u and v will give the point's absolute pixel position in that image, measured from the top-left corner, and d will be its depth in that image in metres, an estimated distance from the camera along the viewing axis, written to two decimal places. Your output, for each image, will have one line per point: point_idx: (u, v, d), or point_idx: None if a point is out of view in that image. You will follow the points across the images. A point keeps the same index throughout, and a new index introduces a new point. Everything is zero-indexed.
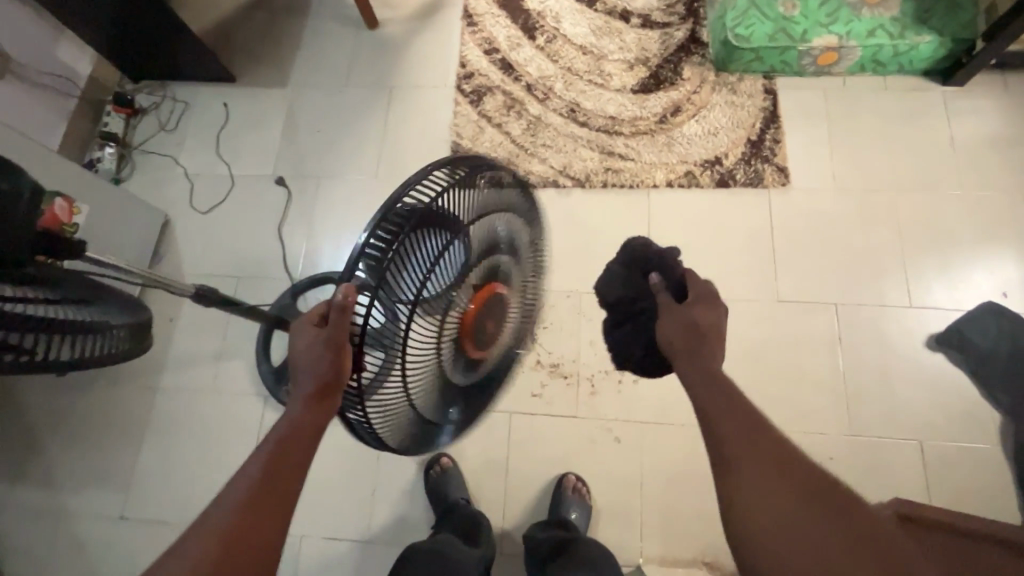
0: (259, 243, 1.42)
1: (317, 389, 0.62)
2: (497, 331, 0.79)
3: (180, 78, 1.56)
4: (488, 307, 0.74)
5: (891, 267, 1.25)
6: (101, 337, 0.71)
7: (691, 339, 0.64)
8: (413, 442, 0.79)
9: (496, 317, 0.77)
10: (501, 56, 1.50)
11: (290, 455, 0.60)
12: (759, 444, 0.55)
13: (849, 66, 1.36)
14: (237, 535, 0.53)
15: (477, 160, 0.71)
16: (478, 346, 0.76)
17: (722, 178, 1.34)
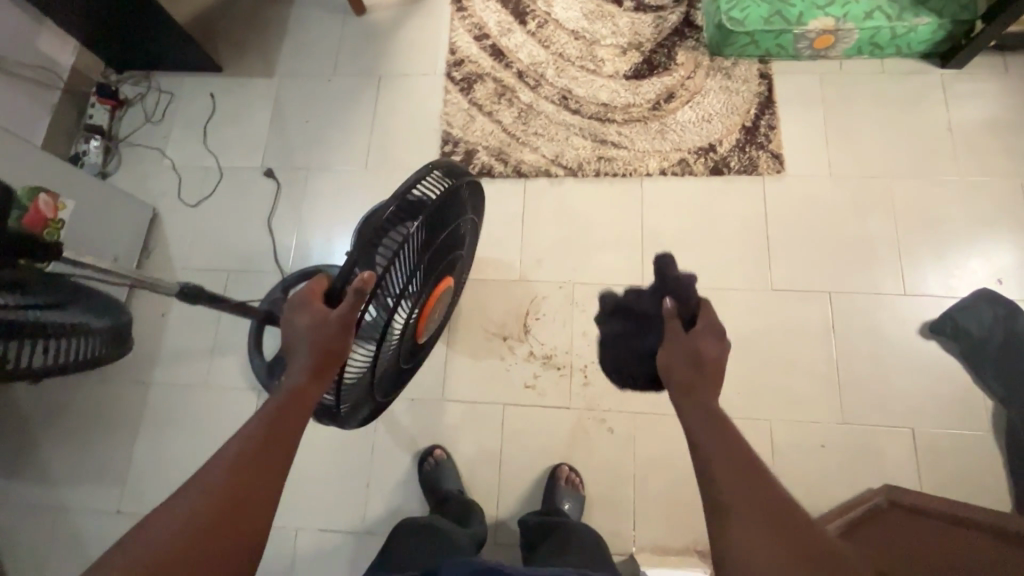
0: (249, 236, 1.40)
1: (320, 363, 0.62)
2: (439, 318, 0.92)
3: (164, 68, 1.53)
4: (439, 300, 0.87)
5: (885, 255, 1.24)
6: (81, 345, 0.74)
7: (692, 368, 0.60)
8: (356, 416, 0.86)
9: (441, 305, 0.90)
10: (492, 41, 1.47)
11: (287, 420, 0.57)
12: (752, 480, 0.49)
13: (846, 49, 1.33)
14: (234, 497, 0.49)
15: (455, 171, 0.80)
16: (423, 330, 0.88)
17: (716, 166, 1.32)
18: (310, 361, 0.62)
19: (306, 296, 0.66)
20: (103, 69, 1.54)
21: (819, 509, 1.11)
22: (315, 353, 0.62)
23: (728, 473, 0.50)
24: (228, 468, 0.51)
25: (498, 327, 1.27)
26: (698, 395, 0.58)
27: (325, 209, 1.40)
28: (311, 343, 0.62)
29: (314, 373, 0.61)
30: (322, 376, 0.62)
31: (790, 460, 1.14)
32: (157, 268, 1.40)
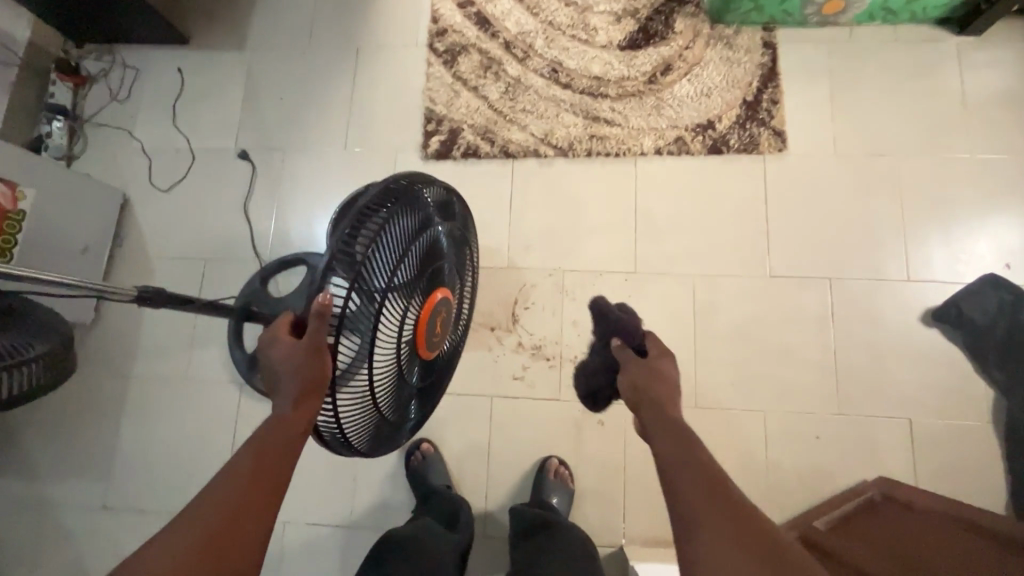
0: (226, 222, 1.34)
1: (302, 391, 0.58)
2: (446, 333, 0.83)
3: (128, 41, 1.43)
4: (440, 311, 0.79)
5: (890, 239, 1.19)
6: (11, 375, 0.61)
7: (655, 386, 0.63)
8: (375, 449, 0.77)
9: (445, 319, 0.82)
10: (477, 9, 1.37)
11: (279, 452, 0.54)
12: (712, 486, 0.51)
13: (857, 15, 1.24)
14: (223, 531, 0.48)
15: (418, 172, 0.74)
16: (429, 348, 0.79)
17: (714, 144, 1.25)
18: (291, 390, 0.58)
19: (281, 325, 0.63)
20: (63, 43, 1.44)
21: (811, 501, 1.09)
22: (296, 381, 0.58)
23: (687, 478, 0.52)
24: (218, 500, 0.49)
25: (485, 317, 1.22)
26: (663, 409, 0.60)
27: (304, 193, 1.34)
28: (288, 370, 0.59)
29: (299, 402, 0.58)
30: (307, 403, 0.58)
31: (783, 452, 1.11)
32: (131, 257, 1.35)
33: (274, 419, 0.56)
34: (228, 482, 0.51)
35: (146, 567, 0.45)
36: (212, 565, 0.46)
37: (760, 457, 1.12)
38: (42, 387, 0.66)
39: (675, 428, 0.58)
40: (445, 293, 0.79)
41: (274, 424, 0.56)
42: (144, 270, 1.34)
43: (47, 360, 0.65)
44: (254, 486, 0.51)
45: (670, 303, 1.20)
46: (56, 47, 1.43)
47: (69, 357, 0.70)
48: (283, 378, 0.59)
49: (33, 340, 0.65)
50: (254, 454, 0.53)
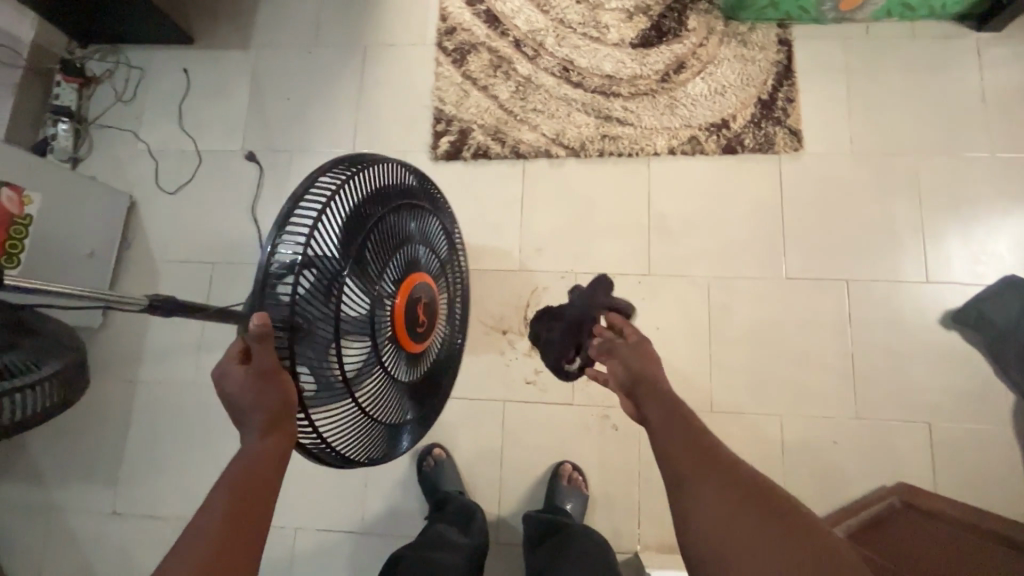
0: (233, 225, 1.33)
1: (268, 420, 0.56)
2: (433, 324, 0.82)
3: (133, 41, 1.42)
4: (417, 299, 0.77)
5: (908, 239, 1.17)
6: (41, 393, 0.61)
7: (645, 365, 0.69)
8: (377, 458, 0.75)
9: (427, 307, 0.79)
10: (486, 7, 1.35)
11: (262, 485, 0.52)
12: (697, 448, 0.57)
13: (874, 12, 1.20)
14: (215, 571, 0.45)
15: (361, 157, 0.70)
16: (415, 341, 0.77)
17: (729, 144, 1.23)
18: (259, 421, 0.56)
19: (232, 353, 0.59)
20: (67, 43, 1.42)
21: (829, 507, 1.08)
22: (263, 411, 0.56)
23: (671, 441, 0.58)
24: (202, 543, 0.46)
25: (497, 321, 1.21)
26: (654, 383, 0.66)
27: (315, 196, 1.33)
28: (248, 403, 0.56)
29: (265, 431, 0.56)
30: (276, 433, 0.56)
31: (800, 457, 1.10)
32: (138, 261, 1.34)
33: (243, 456, 0.53)
34: (208, 530, 0.47)
35: None
36: None
37: (777, 462, 1.10)
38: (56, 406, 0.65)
39: (665, 399, 0.63)
40: (416, 281, 0.76)
41: (245, 464, 0.53)
42: (151, 273, 1.33)
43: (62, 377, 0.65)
44: (241, 524, 0.48)
45: (685, 306, 1.18)
46: (60, 48, 1.41)
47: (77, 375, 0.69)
48: (245, 411, 0.56)
49: (42, 359, 0.63)
50: (230, 491, 0.50)
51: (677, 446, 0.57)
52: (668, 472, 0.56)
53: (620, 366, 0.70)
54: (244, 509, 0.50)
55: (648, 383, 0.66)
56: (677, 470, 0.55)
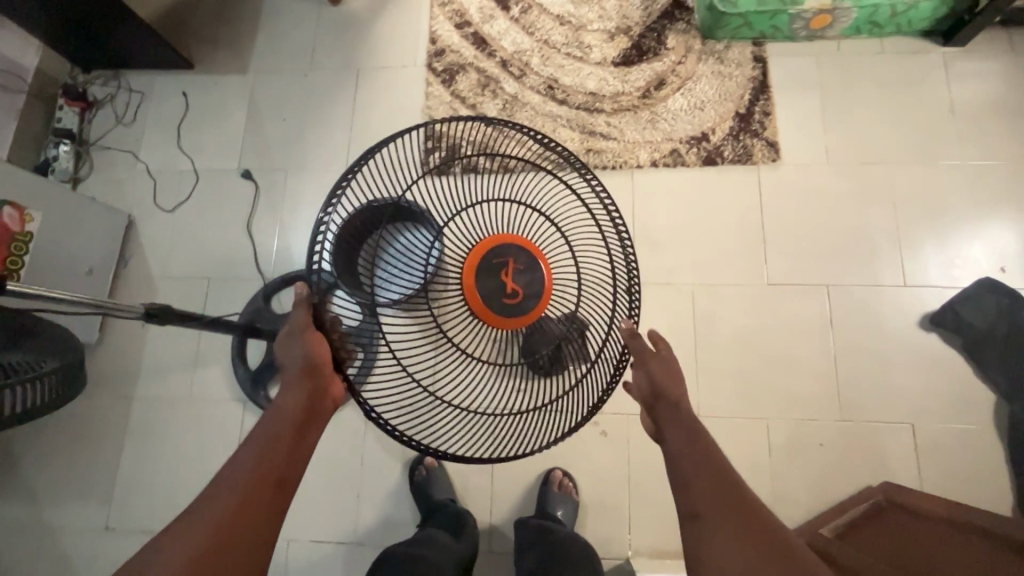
0: (229, 241, 1.36)
1: (303, 372, 0.70)
2: (535, 291, 0.83)
3: (134, 67, 1.47)
4: (489, 268, 0.82)
5: (886, 246, 1.20)
6: (41, 385, 0.63)
7: (668, 382, 0.72)
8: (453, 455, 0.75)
9: (516, 276, 0.82)
10: (474, 29, 1.41)
11: (290, 443, 0.66)
12: (715, 485, 0.62)
13: (843, 29, 1.27)
14: (240, 507, 0.59)
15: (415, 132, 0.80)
16: (509, 310, 0.82)
17: (709, 156, 1.27)
18: (297, 377, 0.70)
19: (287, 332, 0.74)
20: (70, 69, 1.47)
21: (818, 509, 1.09)
22: (298, 370, 0.70)
23: (690, 474, 0.64)
24: (235, 480, 0.61)
25: None
26: (679, 408, 0.70)
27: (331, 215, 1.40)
28: (291, 355, 0.72)
29: (299, 383, 0.70)
30: (305, 383, 0.70)
31: (787, 460, 1.11)
32: (134, 278, 1.36)
33: (278, 411, 0.68)
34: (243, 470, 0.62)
35: (179, 534, 0.57)
36: (231, 535, 0.57)
37: (764, 466, 1.11)
38: (59, 400, 0.68)
39: (689, 427, 0.68)
40: (484, 252, 0.82)
41: (277, 417, 0.67)
42: (147, 290, 1.35)
43: (60, 373, 0.67)
44: (266, 472, 0.62)
45: (671, 312, 1.21)
46: (63, 73, 1.46)
47: (77, 372, 0.71)
48: (287, 367, 0.71)
49: (43, 356, 0.66)
50: (264, 440, 0.65)
51: (696, 480, 0.63)
52: (686, 508, 0.62)
53: (644, 376, 0.73)
54: (270, 460, 0.63)
55: (674, 406, 0.70)
56: (698, 505, 0.61)
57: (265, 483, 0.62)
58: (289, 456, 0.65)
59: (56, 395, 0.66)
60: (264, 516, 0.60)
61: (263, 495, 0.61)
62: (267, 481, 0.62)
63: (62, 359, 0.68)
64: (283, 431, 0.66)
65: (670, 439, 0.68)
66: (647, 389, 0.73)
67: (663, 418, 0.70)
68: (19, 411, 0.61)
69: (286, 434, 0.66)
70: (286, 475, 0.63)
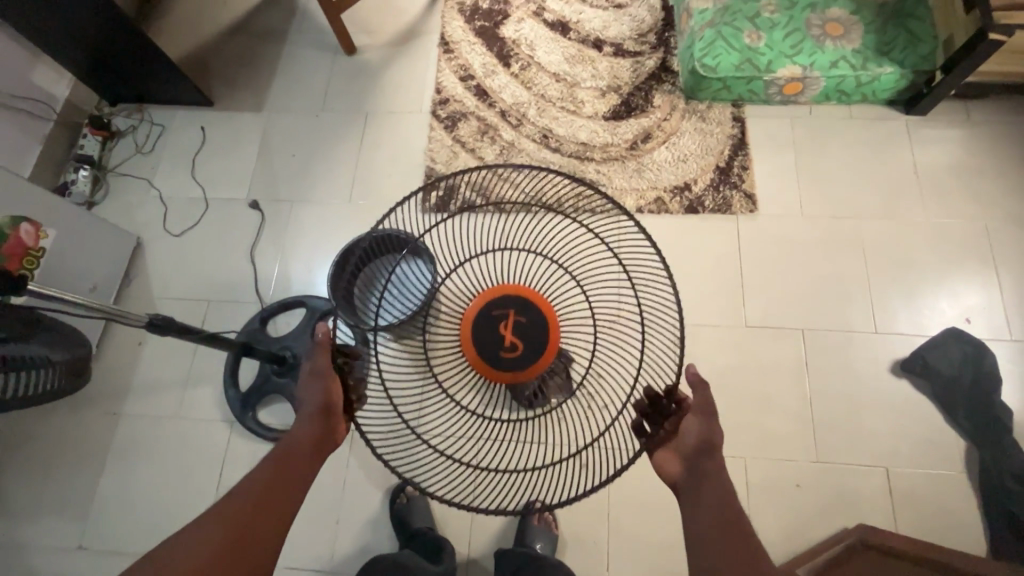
0: (231, 266, 1.42)
1: (320, 412, 0.73)
2: (534, 343, 0.93)
3: (157, 102, 1.57)
4: (492, 324, 0.93)
5: (857, 294, 1.26)
6: (46, 374, 0.75)
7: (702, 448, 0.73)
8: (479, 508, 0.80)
9: (515, 330, 0.93)
10: (477, 82, 1.53)
11: (298, 470, 0.69)
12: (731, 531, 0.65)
13: (815, 95, 1.39)
14: (244, 526, 0.63)
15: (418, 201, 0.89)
16: (510, 363, 0.92)
17: (691, 205, 1.36)
18: (313, 416, 0.73)
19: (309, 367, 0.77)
20: (97, 101, 1.58)
21: (793, 550, 1.10)
22: (311, 412, 0.74)
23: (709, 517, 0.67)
24: (243, 497, 0.65)
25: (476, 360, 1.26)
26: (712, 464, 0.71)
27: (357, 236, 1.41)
28: (308, 392, 0.75)
29: (313, 422, 0.73)
30: (320, 422, 0.73)
31: (764, 499, 1.14)
32: (136, 297, 1.41)
33: (292, 438, 0.72)
34: (251, 490, 0.66)
35: (187, 541, 0.61)
36: (233, 554, 0.61)
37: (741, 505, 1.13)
38: (66, 388, 0.82)
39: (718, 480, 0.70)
40: (485, 310, 0.94)
41: (291, 443, 0.71)
42: (147, 309, 1.39)
43: (63, 366, 0.79)
44: (273, 495, 0.66)
45: None
46: (90, 104, 1.57)
47: (82, 364, 0.83)
48: (305, 404, 0.74)
49: (57, 347, 0.78)
50: (274, 462, 0.69)
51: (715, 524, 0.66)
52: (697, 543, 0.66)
53: (692, 429, 0.74)
54: (279, 485, 0.67)
55: (715, 462, 0.72)
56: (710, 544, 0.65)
57: (272, 508, 0.65)
58: (296, 483, 0.69)
59: (61, 382, 0.79)
60: (272, 536, 0.64)
61: (270, 515, 0.65)
62: (274, 505, 0.66)
63: (71, 352, 0.80)
64: (297, 458, 0.70)
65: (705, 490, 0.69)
66: (695, 439, 0.73)
67: (702, 470, 0.71)
68: (30, 394, 0.74)
69: (300, 460, 0.70)
70: (291, 499, 0.67)
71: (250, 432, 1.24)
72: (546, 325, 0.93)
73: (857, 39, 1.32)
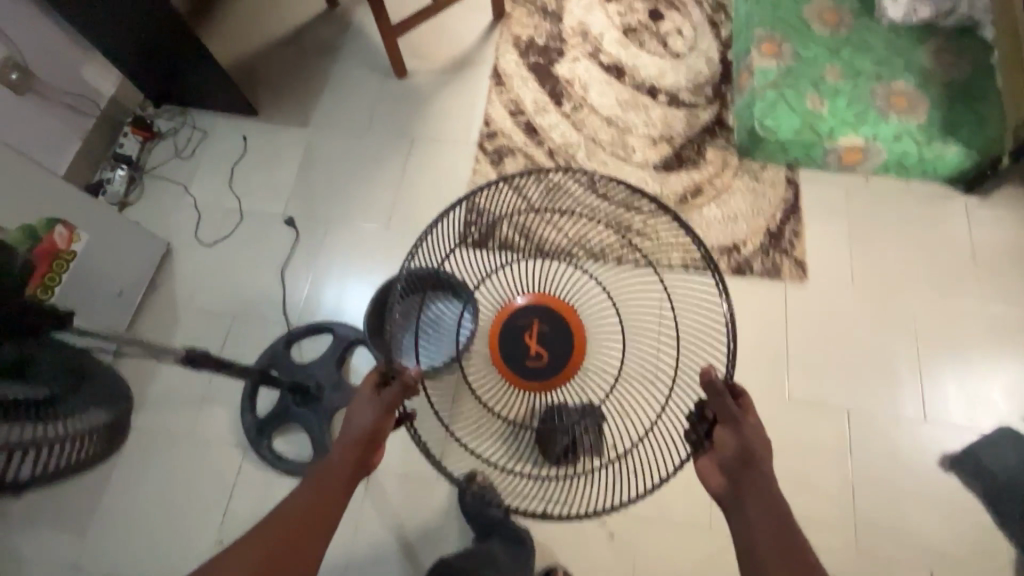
0: (260, 282, 1.38)
1: (362, 442, 0.72)
2: (561, 350, 0.93)
3: (202, 107, 1.55)
4: (518, 333, 0.94)
5: (907, 379, 1.21)
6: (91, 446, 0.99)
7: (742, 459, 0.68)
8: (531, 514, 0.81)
9: (541, 337, 0.93)
10: (527, 118, 1.50)
11: (332, 497, 0.68)
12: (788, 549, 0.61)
13: (874, 166, 1.36)
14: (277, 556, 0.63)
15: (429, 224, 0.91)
16: (539, 371, 0.92)
17: (739, 266, 1.31)
18: (355, 443, 0.72)
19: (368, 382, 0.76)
20: (142, 100, 1.56)
21: None
22: (353, 440, 0.72)
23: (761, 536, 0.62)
24: (279, 527, 0.65)
25: None
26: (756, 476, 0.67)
27: (392, 265, 1.38)
28: (355, 417, 0.73)
29: (351, 450, 0.71)
30: (356, 451, 0.71)
31: None
32: (161, 305, 1.37)
33: (330, 464, 0.70)
34: (288, 518, 0.66)
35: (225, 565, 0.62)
36: None
37: None
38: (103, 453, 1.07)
39: (766, 494, 0.65)
40: (508, 318, 0.94)
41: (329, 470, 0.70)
42: (170, 320, 1.35)
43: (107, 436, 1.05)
44: (308, 528, 0.65)
45: None
46: (134, 104, 1.55)
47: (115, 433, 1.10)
48: (348, 428, 0.73)
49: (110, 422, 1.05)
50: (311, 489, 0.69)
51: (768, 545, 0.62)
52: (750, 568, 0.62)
53: (729, 438, 0.69)
54: (312, 514, 0.66)
55: (759, 474, 0.67)
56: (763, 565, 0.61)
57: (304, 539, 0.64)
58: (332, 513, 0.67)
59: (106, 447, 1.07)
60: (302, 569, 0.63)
61: (301, 546, 0.64)
62: (308, 536, 0.65)
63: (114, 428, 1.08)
64: (334, 491, 0.68)
65: (749, 507, 0.65)
66: (732, 451, 0.69)
67: (744, 484, 0.67)
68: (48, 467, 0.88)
69: (338, 490, 0.69)
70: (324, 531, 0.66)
71: (263, 462, 1.19)
72: (571, 333, 0.93)
73: (923, 114, 1.28)
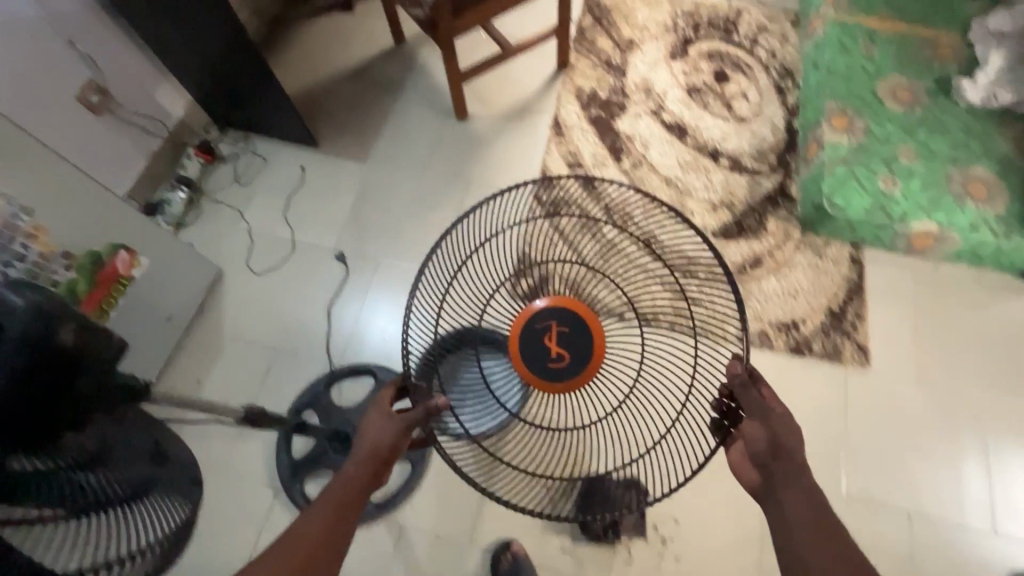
0: (306, 315, 1.37)
1: (378, 458, 0.70)
2: (582, 351, 0.83)
3: (265, 134, 1.58)
4: (536, 338, 0.84)
5: (975, 486, 1.14)
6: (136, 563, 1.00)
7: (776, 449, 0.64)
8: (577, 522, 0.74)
9: (560, 338, 0.84)
10: (585, 172, 1.49)
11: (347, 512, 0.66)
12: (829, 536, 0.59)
13: (945, 252, 1.31)
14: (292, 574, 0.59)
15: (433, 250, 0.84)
16: (561, 375, 0.83)
17: (797, 345, 1.27)
18: (370, 457, 0.69)
19: (386, 397, 0.75)
20: (207, 124, 1.59)
21: None
22: (367, 456, 0.69)
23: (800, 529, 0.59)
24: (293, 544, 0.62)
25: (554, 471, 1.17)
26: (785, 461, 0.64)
27: None
28: (371, 431, 0.71)
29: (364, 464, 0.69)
30: (372, 465, 0.69)
31: None
32: (207, 330, 1.37)
33: (344, 477, 0.68)
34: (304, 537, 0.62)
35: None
36: None
37: None
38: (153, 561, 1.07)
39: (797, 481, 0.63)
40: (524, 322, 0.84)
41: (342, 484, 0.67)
42: (214, 346, 1.35)
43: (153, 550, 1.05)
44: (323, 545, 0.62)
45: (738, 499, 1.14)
46: (200, 126, 1.58)
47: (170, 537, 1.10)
48: (361, 440, 0.71)
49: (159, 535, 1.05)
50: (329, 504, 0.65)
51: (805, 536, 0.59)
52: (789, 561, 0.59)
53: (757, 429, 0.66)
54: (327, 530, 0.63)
55: (789, 463, 0.64)
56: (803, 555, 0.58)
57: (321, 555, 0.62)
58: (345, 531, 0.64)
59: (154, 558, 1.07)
60: None
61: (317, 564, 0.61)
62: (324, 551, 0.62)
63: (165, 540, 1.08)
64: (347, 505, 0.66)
65: (784, 500, 0.62)
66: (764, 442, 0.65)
67: (776, 478, 0.64)
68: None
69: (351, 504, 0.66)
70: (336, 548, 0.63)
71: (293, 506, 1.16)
72: (590, 334, 0.84)
73: (1002, 205, 1.23)
